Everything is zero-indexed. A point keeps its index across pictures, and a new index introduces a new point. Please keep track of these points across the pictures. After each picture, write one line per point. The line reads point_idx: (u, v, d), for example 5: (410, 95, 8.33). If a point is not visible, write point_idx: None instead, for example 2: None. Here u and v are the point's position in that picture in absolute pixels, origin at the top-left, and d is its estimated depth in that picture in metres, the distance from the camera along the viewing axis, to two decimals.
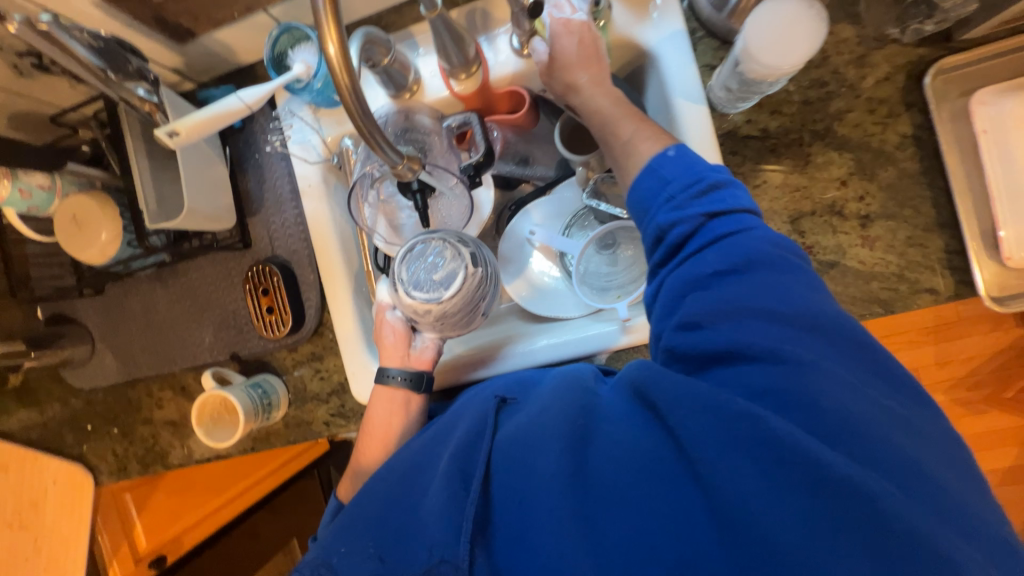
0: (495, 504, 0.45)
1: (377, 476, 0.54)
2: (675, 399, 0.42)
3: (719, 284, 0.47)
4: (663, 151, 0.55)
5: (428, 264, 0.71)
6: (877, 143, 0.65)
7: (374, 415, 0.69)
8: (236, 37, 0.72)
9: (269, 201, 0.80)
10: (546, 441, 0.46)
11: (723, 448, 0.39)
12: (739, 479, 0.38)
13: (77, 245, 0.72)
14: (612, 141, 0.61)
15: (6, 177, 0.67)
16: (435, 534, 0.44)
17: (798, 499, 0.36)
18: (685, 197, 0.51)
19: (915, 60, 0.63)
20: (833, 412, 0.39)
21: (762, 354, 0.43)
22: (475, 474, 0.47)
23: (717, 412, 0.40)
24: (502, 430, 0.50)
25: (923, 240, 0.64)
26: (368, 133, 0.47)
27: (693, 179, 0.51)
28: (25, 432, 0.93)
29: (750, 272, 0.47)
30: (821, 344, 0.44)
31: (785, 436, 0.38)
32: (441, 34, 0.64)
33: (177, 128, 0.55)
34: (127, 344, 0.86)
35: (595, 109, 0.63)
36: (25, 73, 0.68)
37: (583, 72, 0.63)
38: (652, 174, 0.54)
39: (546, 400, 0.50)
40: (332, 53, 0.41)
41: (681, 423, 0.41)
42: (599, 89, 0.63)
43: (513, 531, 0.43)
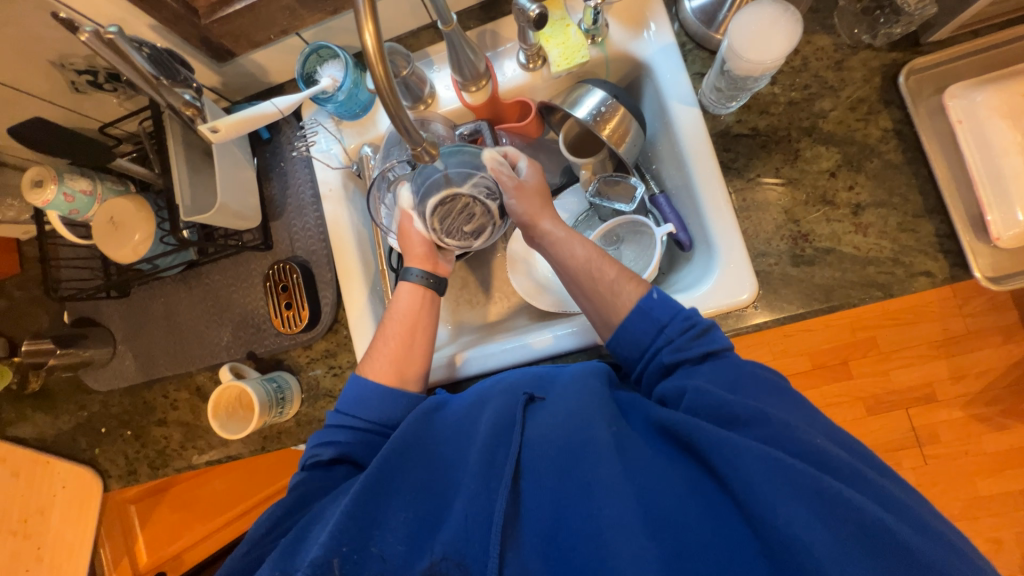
0: (527, 501, 0.53)
1: (403, 465, 0.58)
2: (720, 443, 0.49)
3: (746, 384, 0.55)
4: (648, 292, 0.64)
5: (461, 214, 0.78)
6: (861, 137, 0.70)
7: (398, 304, 0.75)
8: (271, 57, 0.80)
9: (291, 205, 0.85)
10: (584, 450, 0.53)
11: (765, 482, 0.46)
12: (774, 504, 0.45)
13: (111, 245, 0.76)
14: (597, 281, 0.68)
15: (53, 181, 0.72)
16: (478, 534, 0.52)
17: (817, 518, 0.44)
18: (683, 340, 0.60)
19: (889, 64, 0.70)
20: (831, 461, 0.48)
21: (756, 420, 0.51)
22: (506, 469, 0.54)
23: (765, 457, 0.47)
24: (529, 427, 0.57)
25: (914, 225, 0.67)
26: (396, 118, 0.50)
27: (689, 323, 0.60)
28: (39, 436, 0.94)
29: (763, 380, 0.56)
30: (803, 416, 0.54)
31: (794, 465, 0.46)
32: (456, 48, 0.69)
33: (217, 125, 0.62)
34: (148, 345, 0.88)
35: (572, 256, 0.71)
36: (80, 89, 0.75)
37: (547, 219, 0.73)
38: (645, 315, 0.62)
39: (577, 401, 0.58)
40: (369, 42, 0.44)
41: (726, 459, 0.48)
42: (572, 238, 0.72)
43: (547, 529, 0.51)
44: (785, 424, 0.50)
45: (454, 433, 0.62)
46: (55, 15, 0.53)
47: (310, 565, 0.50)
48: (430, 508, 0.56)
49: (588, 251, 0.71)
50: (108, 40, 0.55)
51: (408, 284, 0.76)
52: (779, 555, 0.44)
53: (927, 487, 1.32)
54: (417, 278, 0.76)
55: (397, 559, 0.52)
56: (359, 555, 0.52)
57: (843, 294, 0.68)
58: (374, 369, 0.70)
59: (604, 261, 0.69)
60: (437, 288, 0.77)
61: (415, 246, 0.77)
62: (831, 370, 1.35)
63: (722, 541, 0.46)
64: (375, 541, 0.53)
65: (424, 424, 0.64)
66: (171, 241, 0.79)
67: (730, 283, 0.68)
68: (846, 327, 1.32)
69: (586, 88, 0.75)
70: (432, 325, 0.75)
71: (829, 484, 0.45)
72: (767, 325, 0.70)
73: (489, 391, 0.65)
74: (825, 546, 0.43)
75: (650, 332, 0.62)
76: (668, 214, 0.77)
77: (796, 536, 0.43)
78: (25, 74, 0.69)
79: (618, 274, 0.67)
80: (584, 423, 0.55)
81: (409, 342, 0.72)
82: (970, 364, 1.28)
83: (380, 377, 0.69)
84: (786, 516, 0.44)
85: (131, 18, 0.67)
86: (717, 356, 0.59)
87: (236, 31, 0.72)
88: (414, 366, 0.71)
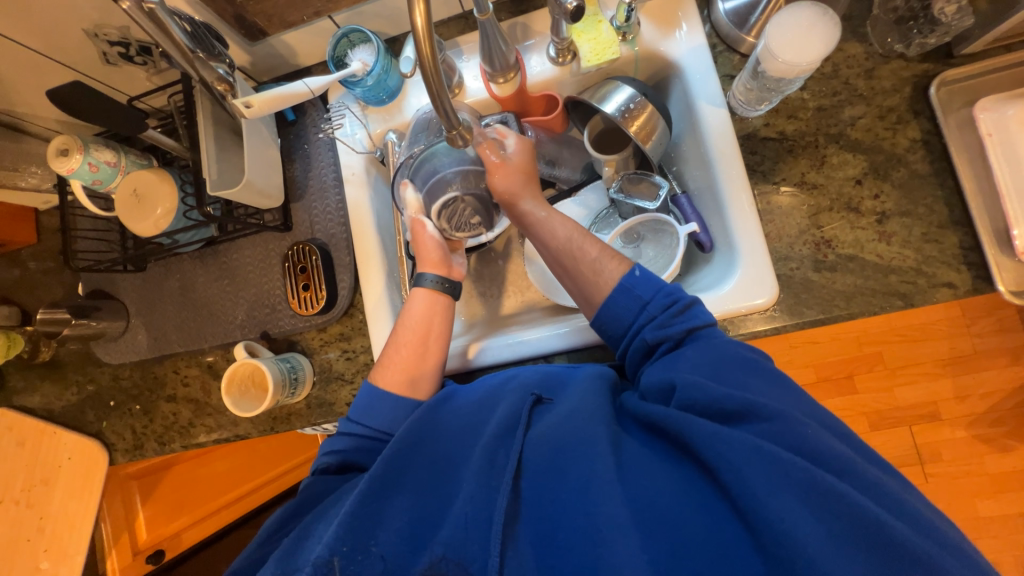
0: (527, 501, 0.52)
1: (406, 460, 0.56)
2: (712, 440, 0.48)
3: (736, 374, 0.54)
4: (630, 270, 0.64)
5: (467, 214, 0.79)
6: (888, 146, 0.70)
7: (412, 309, 0.74)
8: (303, 39, 0.80)
9: (313, 187, 0.85)
10: (582, 447, 0.52)
11: (763, 482, 0.44)
12: (773, 504, 0.43)
13: (134, 217, 0.76)
14: (579, 259, 0.67)
15: (79, 151, 0.72)
16: (477, 532, 0.51)
17: (818, 519, 0.43)
18: (665, 316, 0.60)
19: (920, 74, 0.70)
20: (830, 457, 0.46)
21: (750, 413, 0.49)
22: (507, 470, 0.53)
23: (762, 454, 0.45)
24: (534, 427, 0.56)
25: (938, 236, 0.67)
26: (436, 96, 0.51)
27: (671, 299, 0.60)
28: (47, 406, 0.94)
29: (751, 365, 0.55)
30: (799, 408, 0.52)
31: (787, 461, 0.45)
32: (490, 37, 0.68)
33: (252, 101, 0.65)
34: (161, 321, 0.88)
35: (554, 236, 0.70)
36: (111, 61, 0.75)
37: (528, 199, 0.73)
38: (628, 293, 0.62)
39: (579, 401, 0.57)
40: (419, 23, 0.45)
41: (721, 457, 0.47)
42: (554, 218, 0.71)
43: (547, 531, 0.50)
44: (776, 415, 0.49)
45: (456, 426, 0.60)
46: None
47: (312, 565, 0.49)
48: (429, 503, 0.54)
49: (570, 228, 0.70)
50: (148, 11, 0.55)
51: (422, 291, 0.74)
52: (771, 551, 0.43)
53: None
54: (431, 283, 0.75)
55: (397, 556, 0.51)
56: (361, 556, 0.50)
57: (864, 302, 0.67)
58: (384, 378, 0.68)
59: (586, 239, 0.69)
60: (451, 293, 0.76)
61: (428, 252, 0.76)
62: (837, 384, 1.32)
63: (721, 544, 0.45)
64: (376, 539, 0.51)
65: (432, 417, 0.61)
66: (194, 216, 0.79)
67: (751, 285, 0.68)
68: (853, 340, 1.31)
69: (614, 85, 0.76)
70: (447, 333, 0.73)
71: (824, 479, 0.44)
72: (786, 329, 0.70)
73: (499, 389, 0.63)
74: (818, 542, 0.42)
75: (633, 309, 0.61)
76: (689, 214, 0.77)
77: (789, 531, 0.42)
78: (58, 42, 0.69)
79: (599, 253, 0.67)
80: (583, 420, 0.55)
81: (421, 351, 0.70)
82: (976, 385, 1.26)
83: (390, 387, 0.68)
84: (779, 513, 0.43)
85: None
86: (696, 333, 0.58)
87: (270, 10, 0.73)
88: (425, 376, 0.69)
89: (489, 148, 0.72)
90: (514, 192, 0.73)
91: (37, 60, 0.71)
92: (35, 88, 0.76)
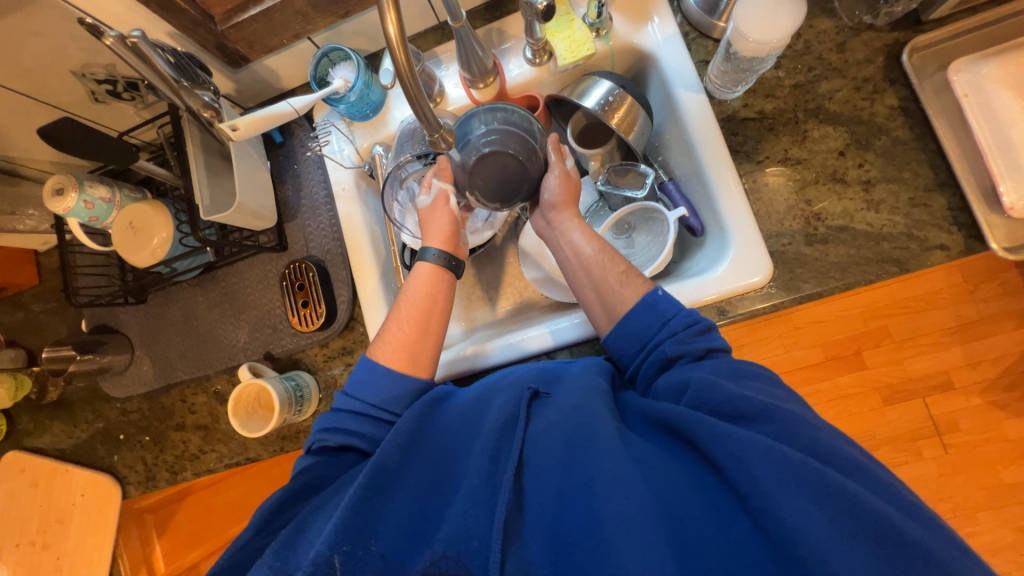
0: (528, 496, 0.52)
1: (409, 463, 0.56)
2: (719, 435, 0.48)
3: (742, 379, 0.55)
4: (654, 289, 0.64)
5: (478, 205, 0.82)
6: (868, 116, 0.71)
7: (413, 285, 0.71)
8: (286, 61, 0.82)
9: (305, 206, 0.86)
10: (586, 444, 0.52)
11: (772, 476, 0.45)
12: (782, 499, 0.44)
13: (131, 249, 0.77)
14: (609, 270, 0.68)
15: (74, 189, 0.73)
16: (478, 530, 0.51)
17: (825, 511, 0.43)
18: (687, 333, 0.59)
19: (891, 43, 0.71)
20: (838, 453, 0.47)
21: (764, 415, 0.50)
22: (509, 467, 0.53)
23: (776, 453, 0.46)
24: (534, 424, 0.56)
25: (926, 200, 0.68)
26: (415, 102, 0.53)
27: (693, 318, 0.60)
28: (57, 445, 0.95)
29: (753, 374, 0.56)
30: (805, 409, 0.53)
31: (794, 456, 0.45)
32: (465, 43, 0.70)
33: (238, 124, 0.66)
34: (165, 350, 0.89)
35: (581, 248, 0.71)
36: (100, 99, 0.77)
37: (564, 213, 0.73)
38: (651, 308, 0.62)
39: (583, 400, 0.56)
40: (392, 33, 0.46)
41: (730, 454, 0.47)
42: (581, 231, 0.72)
43: (548, 526, 0.50)
44: (787, 416, 0.49)
45: (458, 427, 0.59)
46: (79, 20, 0.54)
47: (311, 563, 0.48)
48: (430, 504, 0.54)
49: (594, 249, 0.70)
50: (131, 45, 0.57)
51: (426, 266, 0.72)
52: (779, 545, 0.43)
53: (951, 478, 1.18)
54: (435, 258, 0.72)
55: (397, 554, 0.51)
56: (360, 552, 0.50)
57: (858, 271, 0.68)
58: (386, 355, 0.67)
59: (613, 259, 0.69)
60: (455, 271, 0.74)
61: (440, 226, 0.74)
62: (844, 361, 1.19)
63: (725, 538, 0.45)
64: (376, 537, 0.51)
65: (430, 416, 0.60)
66: (190, 242, 0.81)
67: (745, 263, 0.68)
68: (856, 315, 1.16)
69: (592, 80, 0.77)
70: (448, 310, 0.72)
71: (832, 477, 0.44)
72: (784, 305, 0.70)
73: (494, 386, 0.62)
74: (826, 538, 0.42)
75: (654, 324, 0.61)
76: (678, 201, 0.78)
77: (800, 529, 0.42)
78: (48, 84, 0.71)
79: (617, 276, 0.67)
80: (588, 419, 0.54)
81: (424, 328, 0.69)
82: (985, 351, 1.13)
83: (391, 363, 0.66)
84: (786, 507, 0.43)
85: (151, 26, 0.69)
86: (715, 353, 0.58)
87: (250, 37, 0.75)
88: (426, 352, 0.68)
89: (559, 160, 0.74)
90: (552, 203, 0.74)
91: (28, 104, 0.73)
92: (28, 132, 0.77)
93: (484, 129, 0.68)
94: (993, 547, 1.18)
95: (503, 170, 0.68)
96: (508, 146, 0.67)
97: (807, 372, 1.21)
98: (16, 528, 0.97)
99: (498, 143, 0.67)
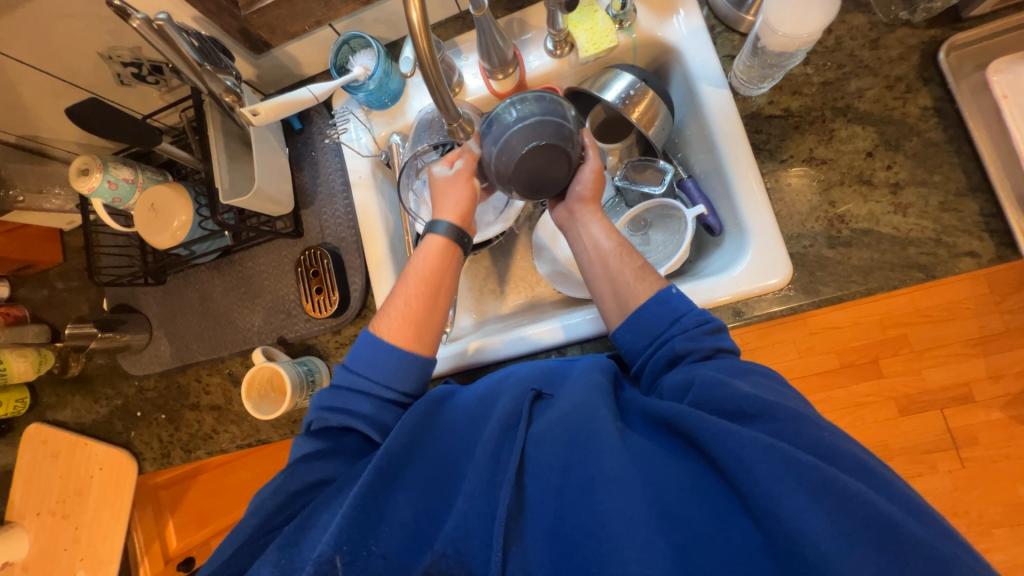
0: (530, 497, 0.52)
1: (412, 461, 0.56)
2: (720, 434, 0.47)
3: (746, 376, 0.54)
4: (669, 286, 0.63)
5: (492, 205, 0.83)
6: (899, 116, 0.68)
7: (420, 258, 0.69)
8: (307, 48, 0.82)
9: (322, 193, 0.87)
10: (587, 441, 0.52)
11: (778, 480, 0.44)
12: (787, 502, 0.43)
13: (152, 231, 0.78)
14: (628, 265, 0.67)
15: (98, 170, 0.75)
16: (478, 529, 0.51)
17: (834, 514, 0.42)
18: (698, 331, 0.58)
19: (928, 41, 0.69)
20: (847, 454, 0.46)
21: (766, 413, 0.49)
22: (510, 466, 0.53)
23: (781, 456, 0.45)
24: (536, 423, 0.55)
25: (957, 204, 0.65)
26: (436, 92, 0.52)
27: (704, 317, 0.59)
28: (77, 419, 0.98)
29: (756, 373, 0.55)
30: (809, 408, 0.52)
31: (798, 457, 0.44)
32: (486, 33, 0.69)
33: (258, 109, 0.66)
34: (182, 331, 0.90)
35: (597, 243, 0.70)
36: (125, 82, 0.78)
37: (585, 208, 0.72)
38: (664, 304, 0.61)
39: (585, 397, 0.56)
40: (414, 17, 0.46)
41: (733, 456, 0.46)
42: (599, 222, 0.71)
43: (549, 526, 0.50)
44: (788, 414, 0.49)
45: (460, 427, 0.59)
46: (108, 2, 0.55)
47: (313, 564, 0.48)
48: (433, 501, 0.54)
49: (613, 243, 0.69)
50: (157, 28, 0.58)
51: (437, 238, 0.70)
52: (781, 549, 0.43)
53: (968, 493, 1.15)
54: (446, 231, 0.70)
55: (399, 555, 0.51)
56: (362, 553, 0.50)
57: (882, 276, 0.66)
58: (390, 330, 0.65)
59: (631, 254, 0.68)
60: (464, 247, 0.72)
61: (454, 200, 0.71)
62: (860, 369, 1.16)
63: (728, 540, 0.45)
64: (378, 538, 0.51)
65: (433, 414, 0.60)
66: (209, 226, 0.82)
67: (765, 264, 0.66)
68: (874, 323, 1.13)
69: (613, 73, 0.76)
70: (455, 287, 0.70)
71: (837, 477, 0.43)
72: (803, 308, 0.68)
73: (497, 387, 0.62)
74: (833, 541, 0.41)
75: (664, 320, 0.60)
76: (696, 198, 0.76)
77: (801, 530, 0.42)
78: (77, 65, 0.72)
79: (634, 271, 0.66)
80: (588, 416, 0.54)
81: (429, 304, 0.67)
82: (1010, 363, 1.08)
83: (394, 338, 0.65)
84: (791, 510, 0.42)
85: (176, 9, 0.70)
86: (720, 355, 0.57)
87: (273, 22, 0.75)
88: (430, 331, 0.67)
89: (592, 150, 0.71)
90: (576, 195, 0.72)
91: (56, 84, 0.74)
92: (56, 112, 0.79)
93: (520, 117, 0.63)
94: (1009, 565, 1.15)
95: (538, 162, 0.63)
96: (543, 135, 0.62)
97: (821, 379, 1.18)
98: (38, 497, 1.00)
99: (535, 133, 0.62)
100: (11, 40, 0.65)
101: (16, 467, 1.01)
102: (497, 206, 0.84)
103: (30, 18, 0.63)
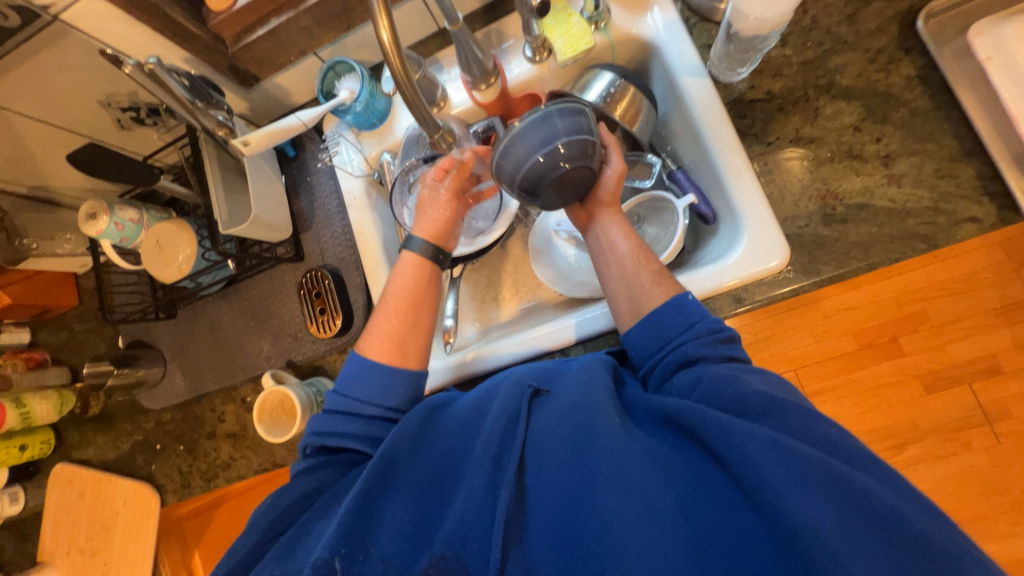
0: (531, 498, 0.51)
1: (410, 466, 0.56)
2: (725, 429, 0.46)
3: (750, 373, 0.54)
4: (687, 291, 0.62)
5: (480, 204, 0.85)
6: (883, 88, 0.68)
7: (399, 275, 0.71)
8: (294, 77, 0.85)
9: (319, 216, 0.88)
10: (590, 441, 0.51)
11: (787, 473, 0.43)
12: (796, 498, 0.42)
13: (159, 266, 0.81)
14: (642, 271, 0.66)
15: (105, 212, 0.78)
16: (478, 533, 0.51)
17: (842, 511, 0.41)
18: (711, 338, 0.58)
19: (905, 11, 0.69)
20: (853, 448, 0.46)
21: (775, 410, 0.49)
22: (510, 469, 0.52)
23: (788, 450, 0.44)
24: (535, 422, 0.55)
25: (952, 170, 0.64)
26: (414, 106, 0.54)
27: (719, 324, 0.59)
28: (101, 456, 1.00)
29: (756, 366, 0.55)
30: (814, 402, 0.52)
31: (803, 451, 0.44)
32: (465, 47, 0.70)
33: (249, 139, 0.68)
34: (194, 362, 0.92)
35: (613, 246, 0.70)
36: (125, 126, 0.81)
37: (605, 211, 0.72)
38: (680, 309, 0.60)
39: (587, 398, 0.55)
40: (384, 38, 0.47)
41: (738, 449, 0.45)
42: (614, 221, 0.71)
43: (551, 525, 0.49)
44: (796, 411, 0.49)
45: (459, 429, 0.58)
46: (100, 52, 0.58)
47: (312, 566, 0.50)
48: (432, 505, 0.54)
49: (630, 246, 0.69)
50: (148, 71, 0.60)
51: (410, 255, 0.72)
52: (785, 542, 0.42)
53: (1003, 469, 1.11)
54: (419, 248, 0.72)
55: (398, 557, 0.52)
56: (361, 556, 0.52)
57: (882, 250, 0.64)
58: (371, 349, 0.67)
59: (647, 257, 0.67)
60: (441, 263, 0.73)
61: (431, 215, 0.74)
62: (879, 349, 1.12)
63: (732, 537, 0.44)
64: (376, 541, 0.52)
65: (432, 420, 0.60)
66: (212, 256, 0.84)
67: (761, 248, 0.66)
68: (888, 301, 1.10)
69: (593, 73, 0.77)
70: (434, 300, 0.71)
71: (843, 471, 0.43)
72: (804, 289, 0.67)
73: (494, 388, 0.61)
74: (837, 534, 0.40)
75: (681, 325, 0.59)
76: (687, 187, 0.77)
77: (805, 522, 0.41)
78: (76, 114, 0.76)
79: (650, 276, 0.65)
80: (589, 415, 0.53)
81: (410, 317, 0.68)
82: None
83: (377, 357, 0.66)
84: (795, 503, 0.42)
85: (166, 52, 0.73)
86: (731, 359, 0.57)
87: (260, 56, 0.77)
88: (414, 345, 0.68)
89: (614, 150, 0.70)
90: (592, 210, 0.73)
91: (61, 134, 0.78)
92: (63, 161, 0.83)
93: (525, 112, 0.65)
94: None
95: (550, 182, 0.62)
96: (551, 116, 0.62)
97: (837, 362, 1.15)
98: (67, 536, 1.03)
99: (549, 151, 0.61)
100: (17, 96, 0.69)
101: (45, 507, 1.04)
102: (491, 212, 0.84)
103: (30, 73, 0.67)
